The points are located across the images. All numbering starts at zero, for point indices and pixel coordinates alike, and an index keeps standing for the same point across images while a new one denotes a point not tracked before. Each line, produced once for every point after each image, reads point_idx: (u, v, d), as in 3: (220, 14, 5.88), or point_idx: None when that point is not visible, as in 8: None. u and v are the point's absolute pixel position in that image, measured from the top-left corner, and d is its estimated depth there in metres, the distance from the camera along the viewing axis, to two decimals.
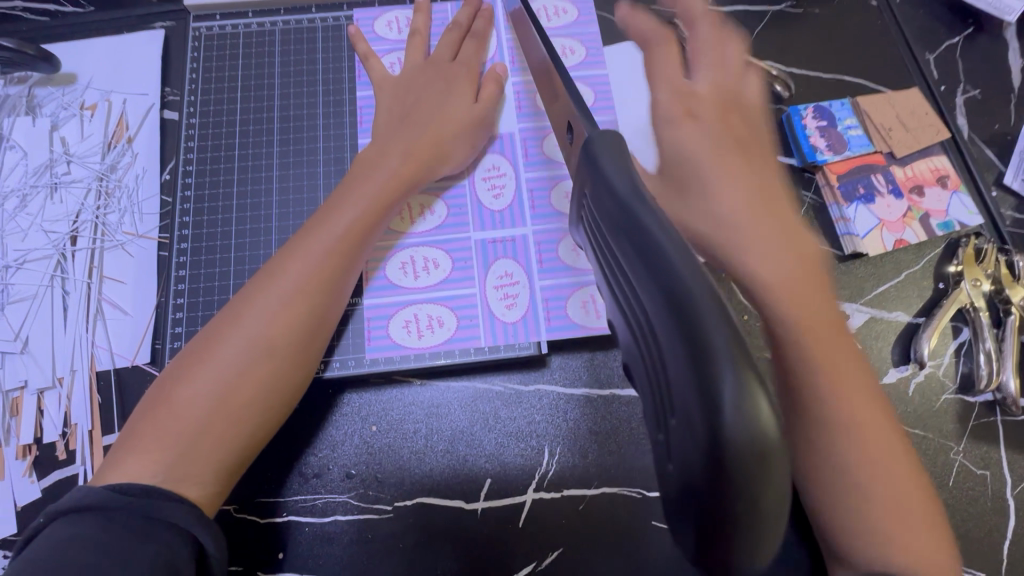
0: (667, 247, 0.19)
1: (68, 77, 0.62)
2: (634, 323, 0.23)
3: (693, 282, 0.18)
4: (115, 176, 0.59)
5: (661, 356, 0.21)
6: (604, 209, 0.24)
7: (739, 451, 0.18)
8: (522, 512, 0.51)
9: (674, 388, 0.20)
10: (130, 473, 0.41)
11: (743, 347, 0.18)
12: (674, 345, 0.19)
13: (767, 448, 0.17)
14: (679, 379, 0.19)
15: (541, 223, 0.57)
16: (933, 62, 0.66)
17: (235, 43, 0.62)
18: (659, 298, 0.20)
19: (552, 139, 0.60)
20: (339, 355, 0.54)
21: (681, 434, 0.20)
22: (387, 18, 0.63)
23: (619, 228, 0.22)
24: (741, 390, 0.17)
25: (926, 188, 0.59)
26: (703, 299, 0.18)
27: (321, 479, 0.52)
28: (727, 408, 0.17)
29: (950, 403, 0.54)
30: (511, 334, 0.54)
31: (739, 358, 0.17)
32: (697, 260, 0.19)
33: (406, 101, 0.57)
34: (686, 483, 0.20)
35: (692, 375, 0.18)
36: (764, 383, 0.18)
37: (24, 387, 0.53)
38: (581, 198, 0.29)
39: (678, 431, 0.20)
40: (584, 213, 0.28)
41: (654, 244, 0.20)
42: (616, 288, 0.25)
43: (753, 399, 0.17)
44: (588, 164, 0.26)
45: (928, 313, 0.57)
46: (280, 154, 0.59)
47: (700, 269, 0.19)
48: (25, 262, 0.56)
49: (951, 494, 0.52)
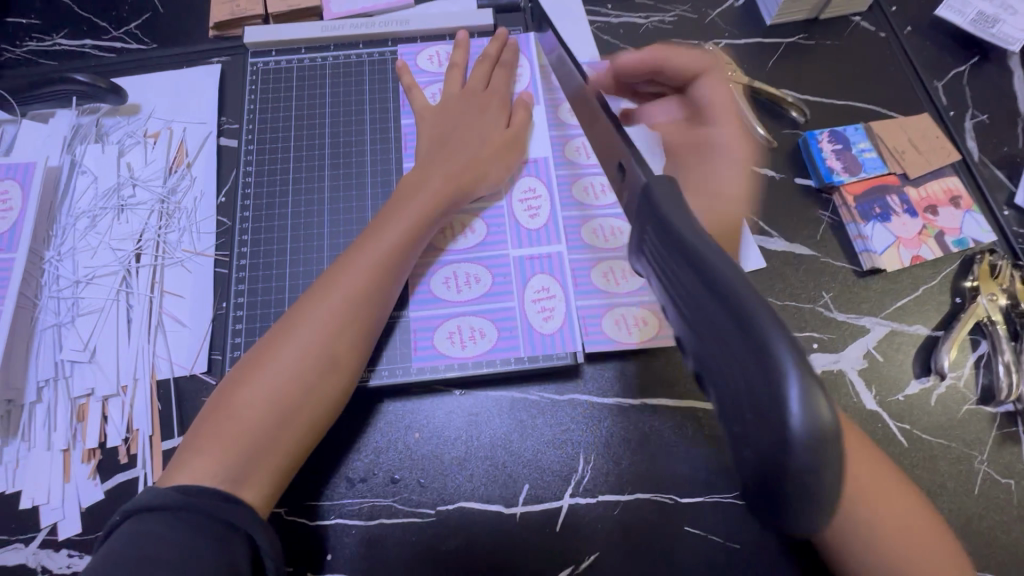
0: (732, 280, 0.22)
1: (133, 107, 0.67)
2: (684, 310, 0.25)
3: (729, 274, 0.22)
4: (175, 198, 0.63)
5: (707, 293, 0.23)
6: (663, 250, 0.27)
7: (807, 454, 0.20)
8: (559, 516, 0.53)
9: (748, 402, 0.22)
10: (194, 473, 0.44)
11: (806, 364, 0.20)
12: (745, 361, 0.22)
13: (831, 441, 0.20)
14: (744, 381, 0.22)
15: (574, 249, 0.61)
16: (941, 89, 0.69)
17: (290, 76, 0.67)
18: (724, 314, 0.22)
19: (582, 182, 0.64)
20: (386, 364, 0.57)
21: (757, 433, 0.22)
22: (428, 53, 0.68)
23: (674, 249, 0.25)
24: (810, 406, 0.20)
25: (940, 208, 0.62)
26: (763, 319, 0.21)
27: (366, 484, 0.54)
28: (800, 420, 0.20)
29: (972, 413, 0.56)
30: (550, 345, 0.57)
31: (802, 368, 0.20)
32: (762, 298, 0.22)
33: (447, 129, 0.61)
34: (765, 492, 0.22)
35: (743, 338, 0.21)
36: (821, 387, 0.20)
37: (90, 395, 0.56)
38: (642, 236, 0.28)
39: (753, 425, 0.22)
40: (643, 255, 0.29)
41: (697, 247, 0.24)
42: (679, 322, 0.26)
43: (817, 411, 0.20)
44: (648, 210, 0.28)
45: (946, 327, 0.59)
46: (331, 177, 0.63)
47: (765, 304, 0.21)
48: (94, 278, 0.60)
49: (977, 503, 0.53)
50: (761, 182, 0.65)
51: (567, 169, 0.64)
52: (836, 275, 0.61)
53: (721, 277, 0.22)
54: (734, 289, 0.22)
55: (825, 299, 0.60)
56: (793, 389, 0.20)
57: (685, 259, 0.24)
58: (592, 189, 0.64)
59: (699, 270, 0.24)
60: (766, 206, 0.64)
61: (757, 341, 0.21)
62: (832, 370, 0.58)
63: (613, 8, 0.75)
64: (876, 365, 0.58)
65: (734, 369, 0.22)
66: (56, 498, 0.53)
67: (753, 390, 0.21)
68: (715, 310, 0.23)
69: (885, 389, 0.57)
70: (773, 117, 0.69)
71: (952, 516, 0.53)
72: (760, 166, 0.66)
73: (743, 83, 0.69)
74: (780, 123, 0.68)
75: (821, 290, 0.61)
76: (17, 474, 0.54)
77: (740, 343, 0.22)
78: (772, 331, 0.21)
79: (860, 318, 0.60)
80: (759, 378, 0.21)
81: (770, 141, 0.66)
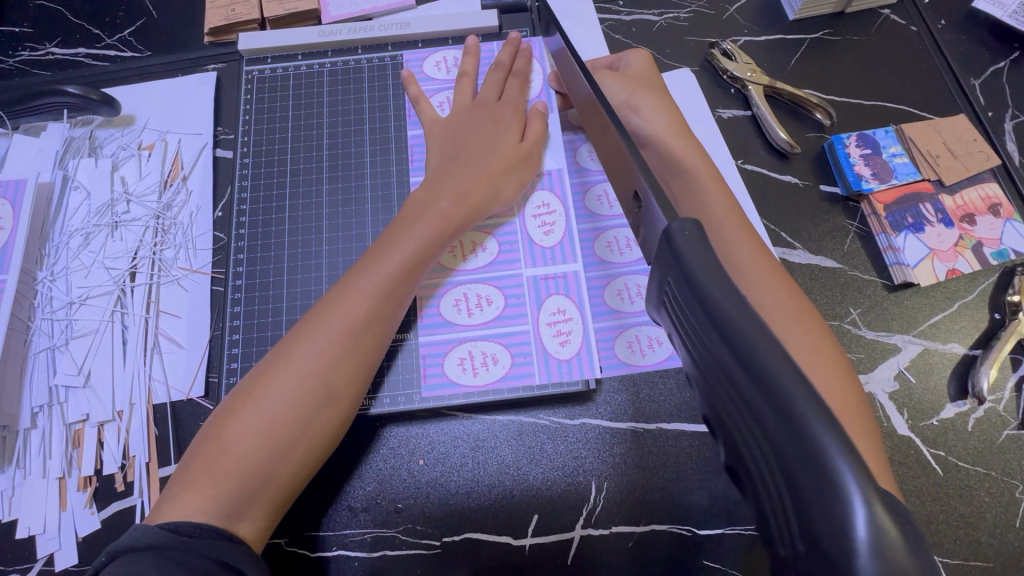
0: (773, 361, 0.19)
1: (128, 119, 0.65)
2: (708, 373, 0.23)
3: (772, 357, 0.19)
4: (170, 214, 0.61)
5: (745, 377, 0.20)
6: (687, 306, 0.23)
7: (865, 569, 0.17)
8: (571, 548, 0.51)
9: (790, 494, 0.20)
10: (183, 510, 0.42)
11: (868, 474, 0.18)
12: (784, 453, 0.19)
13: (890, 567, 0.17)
14: (786, 476, 0.19)
15: (589, 268, 0.58)
16: (978, 87, 0.65)
17: (285, 84, 0.65)
18: (759, 398, 0.19)
19: (594, 192, 0.61)
20: (388, 391, 0.54)
21: (814, 562, 0.19)
22: (435, 59, 0.65)
23: (699, 312, 0.22)
24: (874, 526, 0.17)
25: (978, 216, 0.58)
26: (811, 415, 0.18)
27: (369, 513, 0.52)
28: (860, 541, 0.17)
29: (1012, 439, 0.52)
30: (566, 372, 0.54)
31: (861, 479, 0.17)
32: (807, 382, 0.19)
33: (457, 142, 0.58)
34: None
35: (790, 440, 0.19)
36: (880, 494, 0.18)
37: (85, 420, 0.54)
38: (663, 285, 0.25)
39: (808, 556, 0.20)
40: (658, 293, 0.26)
41: (726, 315, 0.20)
42: (704, 384, 0.24)
43: (885, 530, 0.17)
44: (665, 251, 0.24)
45: (985, 345, 0.55)
46: (329, 190, 0.60)
47: (810, 390, 0.18)
48: (88, 298, 0.58)
49: (1019, 536, 0.50)
50: (783, 190, 0.62)
51: (578, 177, 0.61)
52: (863, 290, 0.58)
53: (759, 359, 0.19)
54: (774, 371, 0.19)
55: (852, 316, 0.57)
56: (857, 508, 0.17)
57: (710, 321, 0.21)
58: (606, 199, 0.61)
59: (729, 336, 0.20)
60: (787, 215, 0.61)
61: (806, 445, 0.18)
62: None
63: (624, 5, 0.71)
64: (908, 386, 0.54)
65: (771, 458, 0.20)
66: (52, 527, 0.51)
67: (808, 512, 0.19)
68: (756, 396, 0.20)
69: (919, 412, 0.53)
70: (796, 120, 0.65)
71: (993, 552, 0.49)
72: (781, 173, 0.62)
73: (764, 85, 0.65)
74: (804, 126, 0.64)
75: (849, 306, 0.57)
76: (12, 503, 0.52)
77: (785, 441, 0.19)
78: (823, 431, 0.18)
79: (890, 336, 0.56)
80: (810, 490, 0.18)
81: (793, 145, 0.62)
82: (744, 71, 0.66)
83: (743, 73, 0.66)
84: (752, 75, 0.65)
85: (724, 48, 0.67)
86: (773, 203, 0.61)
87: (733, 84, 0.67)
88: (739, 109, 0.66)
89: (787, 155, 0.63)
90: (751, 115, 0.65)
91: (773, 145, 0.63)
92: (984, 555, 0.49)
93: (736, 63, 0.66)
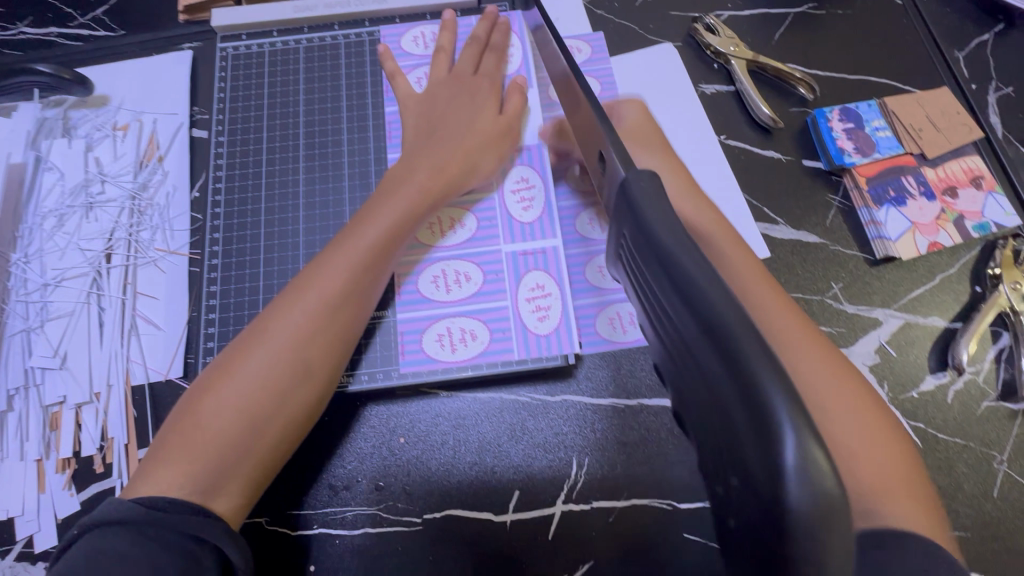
0: (716, 299, 0.18)
1: (102, 99, 0.64)
2: (660, 325, 0.23)
3: (711, 293, 0.19)
4: (146, 194, 0.60)
5: (689, 319, 0.20)
6: (642, 254, 0.23)
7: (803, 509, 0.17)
8: (552, 523, 0.51)
9: (730, 434, 0.19)
10: (158, 484, 0.41)
11: (802, 407, 0.17)
12: (725, 391, 0.19)
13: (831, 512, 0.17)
14: (730, 416, 0.19)
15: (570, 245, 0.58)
16: (962, 60, 0.64)
17: (261, 62, 0.64)
18: (704, 339, 0.19)
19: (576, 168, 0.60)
20: (366, 368, 0.54)
21: (745, 494, 0.19)
22: (413, 34, 0.64)
23: (652, 261, 0.22)
24: (804, 455, 0.16)
25: (960, 189, 0.58)
26: (748, 346, 0.17)
27: (350, 492, 0.52)
28: (790, 469, 0.17)
29: (992, 410, 0.52)
30: (545, 347, 0.54)
31: (792, 406, 0.17)
32: (748, 317, 0.18)
33: (434, 116, 0.57)
34: (753, 535, 0.20)
35: (729, 377, 0.18)
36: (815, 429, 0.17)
37: (62, 403, 0.54)
38: (618, 240, 0.25)
39: (740, 490, 0.20)
40: (617, 249, 0.26)
41: (674, 259, 0.20)
42: (659, 338, 0.24)
43: (814, 458, 0.16)
44: (623, 202, 0.24)
45: (965, 318, 0.55)
46: (306, 169, 0.60)
47: (749, 323, 0.18)
48: (63, 280, 0.57)
49: (996, 505, 0.50)
50: (765, 165, 0.61)
51: (559, 154, 0.61)
52: (845, 264, 0.57)
53: (701, 297, 0.19)
54: (716, 306, 0.18)
55: (834, 290, 0.57)
56: (784, 432, 0.17)
57: (661, 268, 0.21)
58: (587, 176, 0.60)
59: (676, 280, 0.20)
60: (769, 190, 0.60)
61: (740, 378, 0.17)
62: None
63: None
64: (889, 360, 0.54)
65: (715, 401, 0.20)
66: (31, 509, 0.51)
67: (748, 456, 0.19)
68: (700, 336, 0.19)
69: (899, 385, 0.53)
70: (779, 94, 0.64)
71: (971, 522, 0.49)
72: (764, 148, 0.62)
73: (746, 59, 0.64)
74: (787, 100, 0.64)
75: (831, 280, 0.57)
76: None
77: (723, 378, 0.18)
78: (758, 362, 0.17)
79: (872, 310, 0.56)
80: (749, 429, 0.18)
81: (776, 120, 0.62)
82: (727, 46, 0.65)
83: (726, 48, 0.65)
84: (735, 49, 0.65)
85: (706, 23, 0.67)
86: (755, 178, 0.61)
87: (715, 59, 0.66)
88: (722, 84, 0.65)
89: (770, 130, 0.63)
90: (733, 90, 0.65)
91: (756, 121, 0.63)
92: (960, 525, 0.49)
93: (719, 38, 0.65)
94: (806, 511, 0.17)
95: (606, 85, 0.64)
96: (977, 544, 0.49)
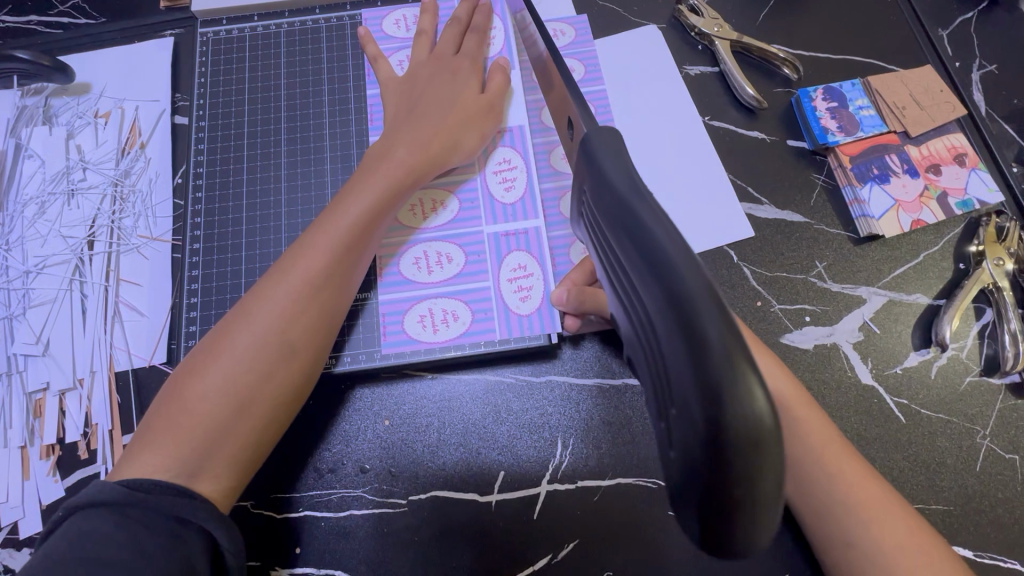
0: (663, 241, 0.20)
1: (83, 86, 0.64)
2: (622, 283, 0.24)
3: (666, 244, 0.20)
4: (128, 181, 0.60)
5: (645, 270, 0.21)
6: (605, 212, 0.24)
7: (737, 436, 0.18)
8: (537, 503, 0.51)
9: (672, 372, 0.21)
10: (144, 468, 0.41)
11: (740, 342, 0.19)
12: (669, 327, 0.20)
13: (765, 439, 0.18)
14: (673, 353, 0.20)
15: (553, 226, 0.58)
16: (946, 38, 0.64)
17: (241, 46, 0.63)
18: (654, 282, 0.20)
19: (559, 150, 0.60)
20: (350, 350, 0.54)
21: (684, 428, 0.21)
22: (395, 17, 0.64)
23: (615, 220, 0.23)
24: (737, 379, 0.18)
25: (943, 166, 0.58)
26: (695, 289, 0.19)
27: (335, 474, 0.52)
28: (725, 393, 0.18)
29: (975, 386, 0.53)
30: (527, 327, 0.54)
31: (731, 342, 0.18)
32: (693, 256, 0.20)
33: (414, 99, 0.57)
34: (688, 468, 0.21)
35: (678, 322, 0.19)
36: (751, 362, 0.19)
37: (46, 389, 0.54)
38: (581, 195, 0.28)
39: (679, 425, 0.21)
40: (585, 211, 0.28)
41: (635, 215, 0.21)
42: (622, 292, 0.25)
43: (746, 387, 0.18)
44: (587, 162, 0.26)
45: (949, 295, 0.55)
46: (288, 153, 0.59)
47: (694, 263, 0.19)
48: (45, 267, 0.57)
49: (979, 479, 0.50)
50: (750, 146, 0.61)
51: (542, 137, 0.61)
52: (830, 243, 0.57)
53: (656, 247, 0.20)
54: (662, 246, 0.20)
55: (818, 269, 0.57)
56: (722, 366, 0.18)
57: (623, 225, 0.22)
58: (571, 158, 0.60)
59: (634, 235, 0.21)
60: (754, 170, 0.60)
61: (687, 320, 0.19)
62: (825, 344, 0.54)
63: None
64: (872, 337, 0.54)
65: (667, 346, 0.21)
66: (15, 495, 0.51)
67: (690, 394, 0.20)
68: (653, 286, 0.21)
69: (883, 362, 0.53)
70: (763, 75, 0.64)
71: (954, 497, 0.50)
72: (748, 128, 0.62)
73: (730, 40, 0.64)
74: (771, 81, 0.64)
75: (814, 260, 0.57)
76: None
77: (673, 322, 0.20)
78: (704, 304, 0.19)
79: (856, 288, 0.56)
80: (693, 370, 0.19)
81: (760, 100, 0.62)
82: (711, 27, 0.65)
83: (710, 29, 0.65)
84: (719, 30, 0.65)
85: (690, 4, 0.66)
86: (739, 158, 0.61)
87: (699, 41, 0.66)
88: (706, 65, 0.65)
89: (754, 111, 0.62)
90: (718, 71, 0.64)
91: (740, 101, 0.63)
92: (944, 499, 0.49)
93: (703, 19, 0.65)
94: (740, 438, 0.18)
95: (590, 67, 0.64)
96: (960, 518, 0.49)
